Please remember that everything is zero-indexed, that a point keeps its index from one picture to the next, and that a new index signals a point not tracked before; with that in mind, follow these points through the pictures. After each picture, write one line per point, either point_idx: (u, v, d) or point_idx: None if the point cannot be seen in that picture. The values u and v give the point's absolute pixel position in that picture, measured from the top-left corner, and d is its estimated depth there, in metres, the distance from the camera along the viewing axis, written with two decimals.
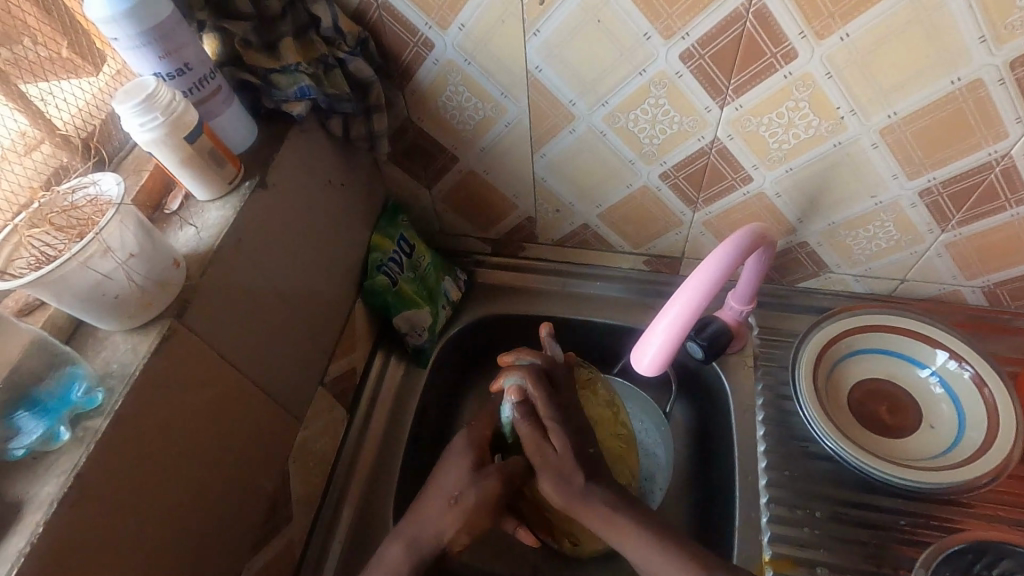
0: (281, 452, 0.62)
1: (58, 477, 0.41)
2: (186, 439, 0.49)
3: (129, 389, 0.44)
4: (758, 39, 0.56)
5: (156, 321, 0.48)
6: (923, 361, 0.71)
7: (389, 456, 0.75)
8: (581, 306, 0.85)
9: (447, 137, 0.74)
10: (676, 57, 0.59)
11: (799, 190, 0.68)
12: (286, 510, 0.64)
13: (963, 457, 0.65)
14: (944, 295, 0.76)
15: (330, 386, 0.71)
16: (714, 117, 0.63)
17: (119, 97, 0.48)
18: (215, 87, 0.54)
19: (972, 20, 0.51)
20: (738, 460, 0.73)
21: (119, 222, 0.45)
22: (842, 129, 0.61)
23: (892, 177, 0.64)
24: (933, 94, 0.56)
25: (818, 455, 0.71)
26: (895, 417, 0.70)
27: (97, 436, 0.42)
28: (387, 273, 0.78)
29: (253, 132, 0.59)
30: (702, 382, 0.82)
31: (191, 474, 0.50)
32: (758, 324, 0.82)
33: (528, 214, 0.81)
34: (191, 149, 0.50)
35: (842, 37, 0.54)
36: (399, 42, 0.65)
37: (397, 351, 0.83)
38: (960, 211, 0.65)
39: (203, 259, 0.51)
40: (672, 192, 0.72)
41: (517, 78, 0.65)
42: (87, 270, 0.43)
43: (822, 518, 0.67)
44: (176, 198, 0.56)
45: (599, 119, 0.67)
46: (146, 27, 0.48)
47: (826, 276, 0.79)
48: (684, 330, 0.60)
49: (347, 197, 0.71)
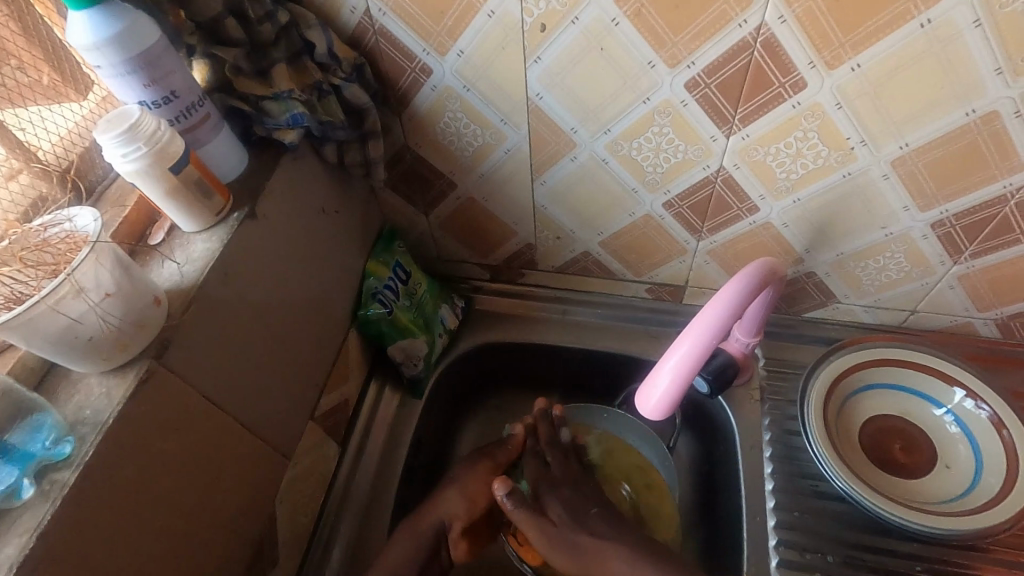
0: (267, 493, 0.59)
1: (20, 536, 0.38)
2: (165, 489, 0.46)
3: (100, 438, 0.42)
4: (766, 68, 0.54)
5: (134, 363, 0.45)
6: (939, 399, 0.69)
7: (382, 494, 0.72)
8: (581, 334, 0.83)
9: (445, 163, 0.72)
10: (681, 86, 0.57)
11: (808, 221, 0.66)
12: (273, 553, 0.61)
13: (980, 503, 0.62)
14: (955, 327, 0.73)
15: (321, 420, 0.68)
16: (720, 146, 0.61)
17: (101, 126, 0.46)
18: (203, 114, 0.52)
19: (988, 51, 0.49)
20: (747, 499, 0.69)
21: (94, 260, 0.42)
22: (851, 160, 0.59)
23: (904, 210, 0.62)
24: (947, 126, 0.54)
25: (829, 495, 0.68)
26: (909, 456, 0.68)
27: (64, 491, 0.39)
28: (383, 300, 0.75)
29: (243, 160, 0.57)
30: (708, 416, 0.79)
31: (170, 522, 0.47)
32: (765, 355, 0.79)
33: (527, 240, 0.79)
34: (176, 180, 0.48)
35: (852, 68, 0.52)
36: (396, 67, 0.63)
37: (391, 381, 0.80)
38: (973, 243, 0.63)
39: (187, 295, 0.49)
40: (676, 222, 0.70)
41: (517, 105, 0.63)
42: (57, 314, 0.41)
43: (835, 563, 0.63)
44: (161, 230, 0.54)
45: (602, 147, 0.65)
46: (130, 54, 0.46)
47: (834, 307, 0.76)
48: (692, 369, 0.59)
49: (341, 224, 0.69)
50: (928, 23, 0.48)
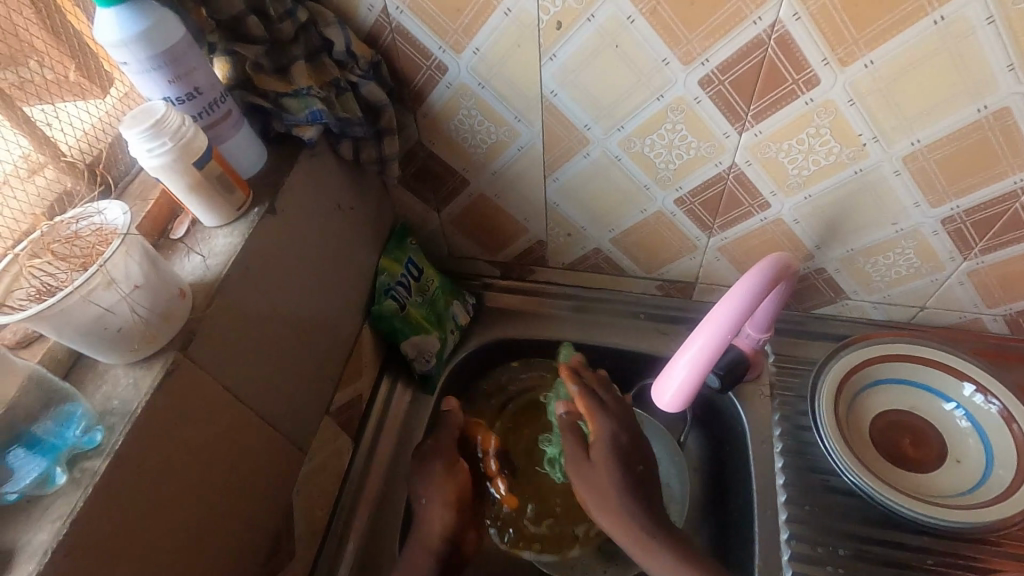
0: (285, 486, 0.59)
1: (53, 523, 0.39)
2: (190, 477, 0.47)
3: (129, 427, 0.42)
4: (779, 65, 0.55)
5: (160, 354, 0.46)
6: (948, 394, 0.69)
7: (396, 488, 0.72)
8: (593, 331, 0.83)
9: (459, 161, 0.73)
10: (695, 83, 0.58)
11: (818, 217, 0.67)
12: (290, 545, 0.62)
13: (991, 496, 0.62)
14: (965, 323, 0.74)
15: (336, 415, 0.69)
16: (733, 143, 0.62)
17: (127, 122, 0.47)
18: (225, 110, 0.53)
19: (1000, 47, 0.50)
20: (758, 494, 0.70)
21: (124, 253, 0.43)
22: (863, 156, 0.60)
23: (914, 205, 0.63)
24: (958, 122, 0.55)
25: (839, 489, 0.69)
26: (919, 451, 0.68)
27: (95, 479, 0.40)
28: (396, 297, 0.75)
29: (262, 156, 0.58)
30: (718, 412, 0.79)
31: (194, 512, 0.48)
32: (775, 351, 0.80)
33: (539, 237, 0.80)
34: (199, 174, 0.49)
35: (865, 64, 0.53)
36: (412, 65, 0.64)
37: (403, 377, 0.81)
38: (983, 239, 0.63)
39: (210, 288, 0.50)
40: (687, 218, 0.71)
41: (532, 102, 0.64)
42: (89, 304, 0.42)
43: (846, 557, 0.64)
44: (183, 224, 0.55)
45: (614, 143, 0.65)
46: (156, 51, 0.47)
47: (844, 303, 0.77)
48: (706, 364, 0.59)
49: (355, 221, 0.70)
50: (942, 20, 0.49)
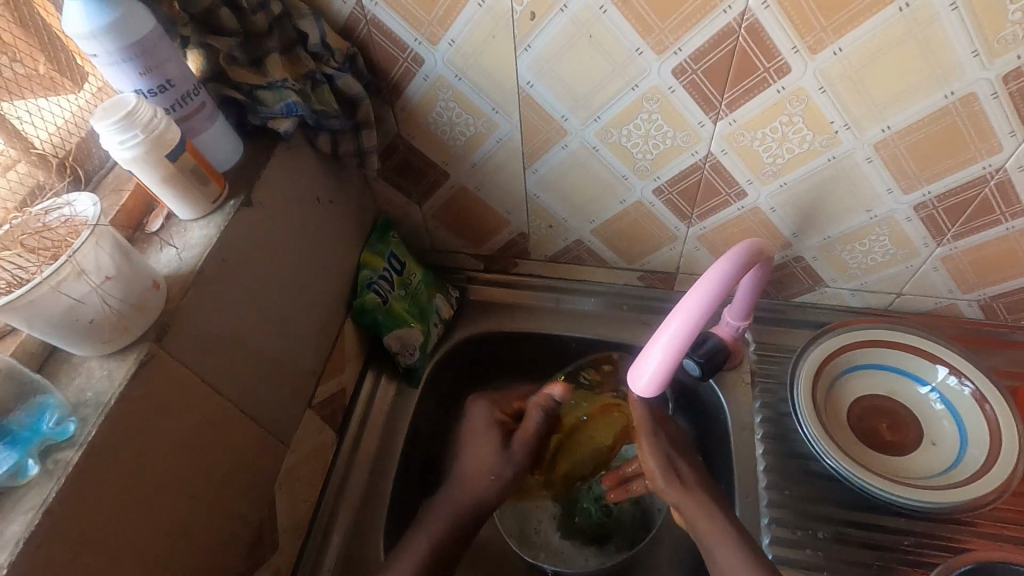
0: (266, 479, 0.59)
1: (26, 513, 0.39)
2: (166, 470, 0.47)
3: (103, 418, 0.42)
4: (751, 54, 0.55)
5: (134, 346, 0.46)
6: (924, 377, 0.70)
7: (381, 479, 0.73)
8: (578, 323, 0.84)
9: (437, 153, 0.73)
10: (669, 72, 0.58)
11: (794, 205, 0.68)
12: (272, 539, 0.62)
13: (965, 476, 0.63)
14: (941, 309, 0.75)
15: (318, 408, 0.69)
16: (708, 132, 0.63)
17: (98, 114, 0.47)
18: (198, 103, 0.53)
19: (964, 32, 0.50)
20: (738, 480, 0.71)
21: (94, 243, 0.43)
22: (836, 144, 0.61)
23: (887, 192, 0.64)
24: (927, 108, 0.56)
25: (818, 473, 0.69)
26: (896, 434, 0.69)
27: (67, 469, 0.40)
28: (378, 291, 0.75)
29: (238, 149, 0.58)
30: (700, 400, 0.80)
31: (172, 503, 0.48)
32: (755, 339, 0.80)
33: (520, 230, 0.80)
34: (172, 167, 0.49)
35: (834, 52, 0.54)
36: (388, 58, 0.64)
37: (387, 370, 0.81)
38: (955, 225, 0.64)
39: (185, 280, 0.50)
40: (667, 208, 0.72)
41: (509, 94, 0.64)
42: (59, 295, 0.42)
43: (824, 540, 0.65)
44: (158, 218, 0.55)
45: (592, 134, 0.66)
46: (126, 43, 0.47)
47: (823, 291, 0.78)
48: (679, 350, 0.60)
49: (336, 214, 0.70)
50: (907, 6, 0.50)
